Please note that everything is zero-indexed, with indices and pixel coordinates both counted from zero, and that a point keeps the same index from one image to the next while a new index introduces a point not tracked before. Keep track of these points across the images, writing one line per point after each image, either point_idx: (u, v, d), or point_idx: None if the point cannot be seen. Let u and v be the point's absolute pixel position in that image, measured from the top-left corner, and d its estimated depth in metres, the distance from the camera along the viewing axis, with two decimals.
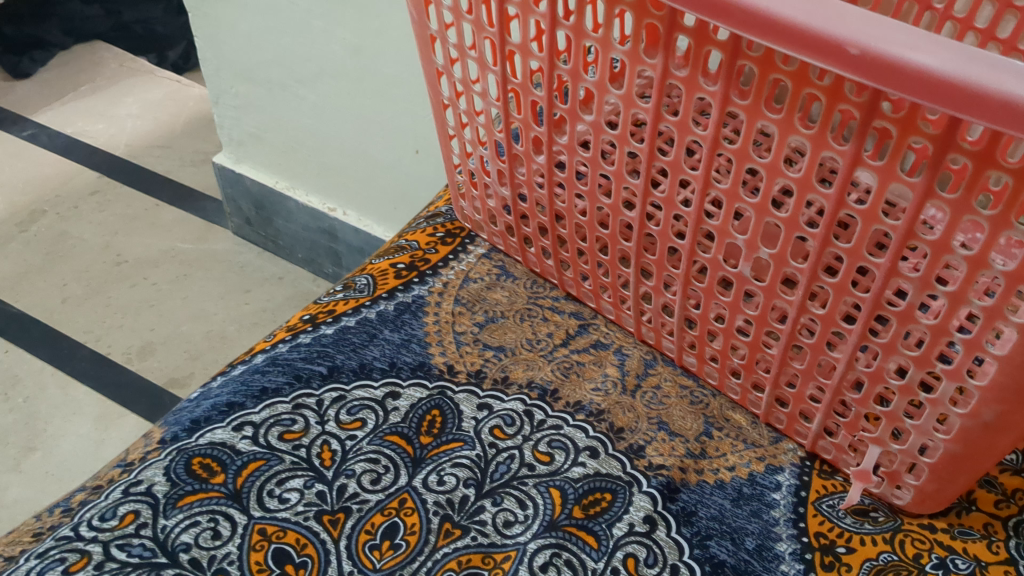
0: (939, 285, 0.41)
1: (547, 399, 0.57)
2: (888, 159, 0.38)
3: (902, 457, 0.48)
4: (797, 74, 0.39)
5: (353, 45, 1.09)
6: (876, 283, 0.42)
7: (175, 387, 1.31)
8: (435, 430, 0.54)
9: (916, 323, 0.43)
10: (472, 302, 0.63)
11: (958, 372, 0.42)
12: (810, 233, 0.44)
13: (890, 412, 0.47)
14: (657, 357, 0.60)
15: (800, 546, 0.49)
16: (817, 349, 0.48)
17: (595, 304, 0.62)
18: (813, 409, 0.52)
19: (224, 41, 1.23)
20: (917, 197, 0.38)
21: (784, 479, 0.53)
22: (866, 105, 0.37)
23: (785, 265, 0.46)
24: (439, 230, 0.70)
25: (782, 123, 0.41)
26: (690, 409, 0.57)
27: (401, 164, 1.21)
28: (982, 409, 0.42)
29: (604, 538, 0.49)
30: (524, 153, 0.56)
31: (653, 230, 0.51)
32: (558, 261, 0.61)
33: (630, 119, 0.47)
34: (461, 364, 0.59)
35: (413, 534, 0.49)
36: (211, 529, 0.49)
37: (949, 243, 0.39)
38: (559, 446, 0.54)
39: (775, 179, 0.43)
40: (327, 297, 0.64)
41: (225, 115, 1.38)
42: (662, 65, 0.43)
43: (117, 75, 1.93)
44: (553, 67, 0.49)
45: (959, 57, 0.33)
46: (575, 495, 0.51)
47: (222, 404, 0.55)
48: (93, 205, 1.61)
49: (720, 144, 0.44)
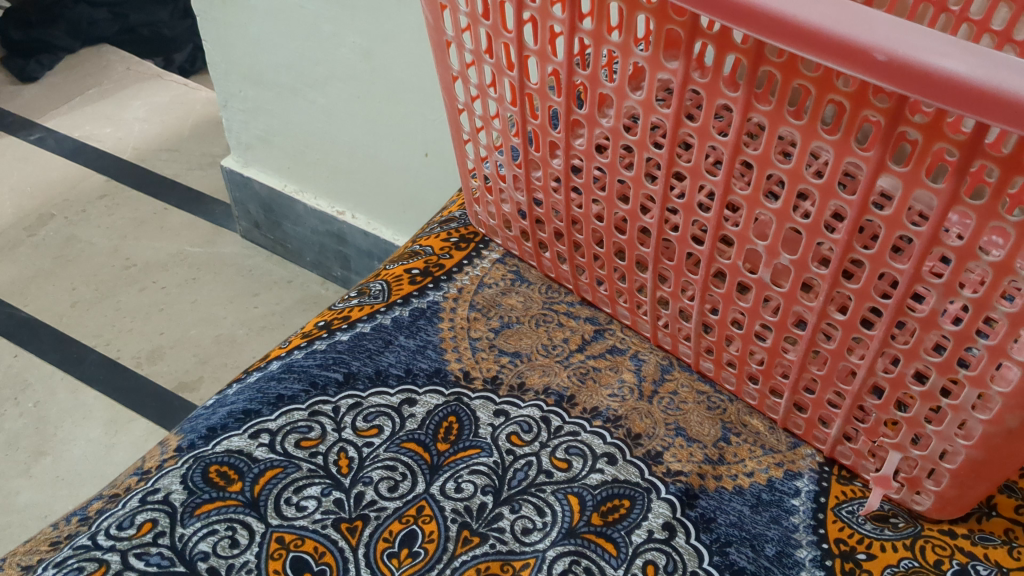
0: (963, 291, 0.41)
1: (564, 405, 0.57)
2: (914, 164, 0.38)
3: (923, 463, 0.48)
4: (820, 79, 0.39)
5: (363, 49, 1.09)
6: (899, 289, 0.42)
7: (184, 391, 1.31)
8: (452, 437, 0.54)
9: (939, 330, 0.43)
10: (486, 307, 0.63)
11: (981, 378, 0.42)
12: (831, 239, 0.44)
13: (910, 417, 0.46)
14: (673, 363, 0.60)
15: (820, 552, 0.49)
16: (837, 354, 0.48)
17: (610, 309, 0.62)
18: (832, 414, 0.51)
19: (233, 45, 1.23)
20: (942, 203, 0.38)
21: (802, 484, 0.52)
22: (892, 110, 0.37)
23: (806, 271, 0.46)
24: (453, 235, 0.70)
25: (805, 130, 0.41)
26: (707, 414, 0.56)
27: (410, 167, 1.21)
28: (1005, 416, 0.42)
29: (624, 545, 0.49)
30: (540, 158, 0.56)
31: (671, 235, 0.51)
32: (574, 266, 0.61)
33: (649, 123, 0.47)
34: (477, 369, 0.58)
35: (431, 541, 0.49)
36: (229, 537, 0.48)
37: (974, 249, 0.39)
38: (577, 453, 0.54)
39: (796, 183, 0.43)
40: (342, 303, 0.64)
41: (234, 119, 1.38)
42: (682, 71, 0.43)
43: (124, 78, 1.94)
44: (571, 72, 0.48)
45: (987, 63, 0.32)
46: (593, 501, 0.51)
47: (238, 412, 0.55)
48: (102, 208, 1.61)
49: (741, 150, 0.44)
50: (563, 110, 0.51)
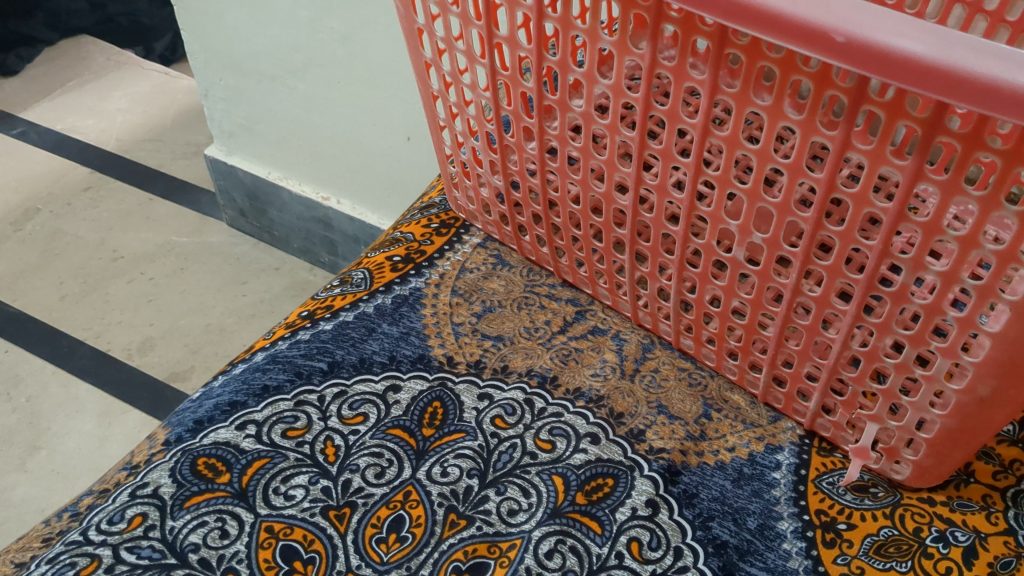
0: (931, 265, 0.41)
1: (547, 386, 0.57)
2: (879, 141, 0.39)
3: (900, 433, 0.49)
4: (784, 60, 0.39)
5: (342, 35, 1.08)
6: (869, 265, 0.43)
7: (176, 381, 1.32)
8: (437, 422, 0.55)
9: (910, 303, 0.43)
10: (469, 292, 0.64)
11: (952, 349, 0.43)
12: (802, 217, 0.44)
13: (886, 389, 0.47)
14: (654, 341, 0.60)
15: (802, 524, 0.49)
16: (812, 330, 0.49)
17: (591, 289, 0.63)
18: (810, 386, 0.52)
19: (211, 33, 1.23)
20: (907, 179, 0.39)
21: (783, 457, 0.53)
22: (854, 90, 0.37)
23: (779, 249, 0.47)
24: (433, 221, 0.70)
25: (772, 110, 0.41)
26: (688, 391, 0.57)
27: (393, 150, 1.21)
28: (977, 385, 0.43)
29: (608, 523, 0.49)
30: (515, 143, 0.56)
31: (646, 217, 0.52)
32: (553, 249, 0.62)
33: (620, 107, 0.48)
34: (460, 354, 0.59)
35: (419, 526, 0.49)
36: (219, 528, 0.49)
37: (940, 223, 0.39)
38: (560, 434, 0.54)
39: (765, 163, 0.44)
40: (325, 293, 0.65)
41: (215, 107, 1.37)
42: (650, 55, 0.44)
43: (104, 68, 1.93)
44: (541, 57, 0.49)
45: (944, 42, 0.33)
46: (577, 481, 0.52)
47: (224, 404, 0.56)
48: (87, 201, 1.61)
49: (711, 131, 0.44)
50: (536, 95, 0.51)
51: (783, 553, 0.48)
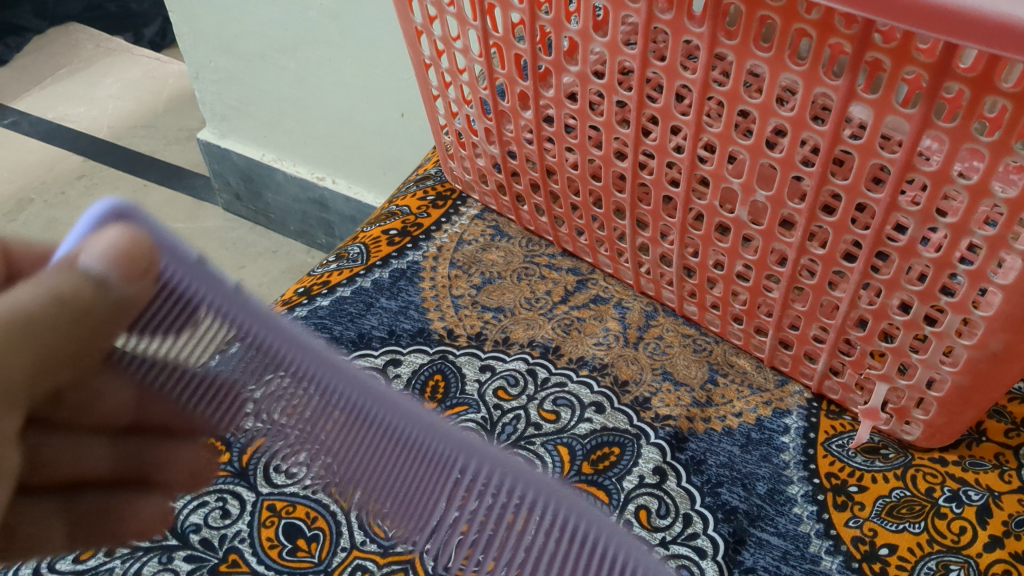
0: (940, 217, 0.40)
1: (549, 356, 0.56)
2: (884, 91, 0.37)
3: (911, 392, 0.47)
4: (785, 9, 0.38)
5: (331, 11, 1.07)
6: (877, 220, 0.41)
7: None
8: (438, 395, 0.54)
9: (919, 258, 0.42)
10: (467, 264, 0.63)
11: (963, 304, 0.41)
12: (806, 172, 0.43)
13: (895, 347, 0.46)
14: (657, 309, 0.59)
15: (812, 487, 0.49)
16: (818, 290, 0.47)
17: (592, 258, 0.61)
18: (818, 349, 0.51)
19: (200, 15, 1.21)
20: (915, 128, 0.37)
21: (792, 421, 0.52)
22: (859, 35, 0.36)
23: (783, 207, 0.45)
24: (429, 193, 0.69)
25: (773, 61, 0.40)
26: (693, 357, 0.56)
27: (387, 129, 1.20)
28: (989, 340, 0.42)
29: (615, 492, 0.49)
30: (510, 110, 0.55)
31: (647, 179, 0.50)
32: (552, 218, 0.60)
33: (617, 68, 0.46)
34: (461, 327, 0.58)
35: None
36: (219, 508, 0.50)
37: (949, 173, 0.38)
38: (565, 404, 0.54)
39: (768, 119, 0.42)
40: (321, 268, 0.64)
41: (207, 90, 1.36)
42: (646, 10, 0.43)
43: (94, 55, 1.91)
44: (534, 18, 0.48)
45: None
46: (583, 451, 0.51)
47: None
48: (81, 189, 1.59)
49: (711, 87, 0.43)
50: (530, 58, 0.50)
51: (794, 518, 0.47)
